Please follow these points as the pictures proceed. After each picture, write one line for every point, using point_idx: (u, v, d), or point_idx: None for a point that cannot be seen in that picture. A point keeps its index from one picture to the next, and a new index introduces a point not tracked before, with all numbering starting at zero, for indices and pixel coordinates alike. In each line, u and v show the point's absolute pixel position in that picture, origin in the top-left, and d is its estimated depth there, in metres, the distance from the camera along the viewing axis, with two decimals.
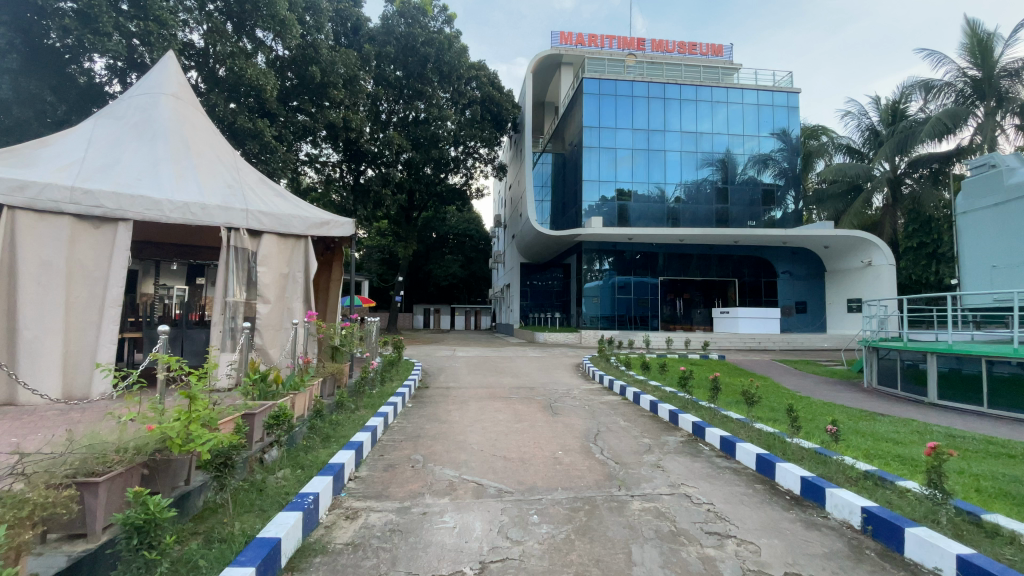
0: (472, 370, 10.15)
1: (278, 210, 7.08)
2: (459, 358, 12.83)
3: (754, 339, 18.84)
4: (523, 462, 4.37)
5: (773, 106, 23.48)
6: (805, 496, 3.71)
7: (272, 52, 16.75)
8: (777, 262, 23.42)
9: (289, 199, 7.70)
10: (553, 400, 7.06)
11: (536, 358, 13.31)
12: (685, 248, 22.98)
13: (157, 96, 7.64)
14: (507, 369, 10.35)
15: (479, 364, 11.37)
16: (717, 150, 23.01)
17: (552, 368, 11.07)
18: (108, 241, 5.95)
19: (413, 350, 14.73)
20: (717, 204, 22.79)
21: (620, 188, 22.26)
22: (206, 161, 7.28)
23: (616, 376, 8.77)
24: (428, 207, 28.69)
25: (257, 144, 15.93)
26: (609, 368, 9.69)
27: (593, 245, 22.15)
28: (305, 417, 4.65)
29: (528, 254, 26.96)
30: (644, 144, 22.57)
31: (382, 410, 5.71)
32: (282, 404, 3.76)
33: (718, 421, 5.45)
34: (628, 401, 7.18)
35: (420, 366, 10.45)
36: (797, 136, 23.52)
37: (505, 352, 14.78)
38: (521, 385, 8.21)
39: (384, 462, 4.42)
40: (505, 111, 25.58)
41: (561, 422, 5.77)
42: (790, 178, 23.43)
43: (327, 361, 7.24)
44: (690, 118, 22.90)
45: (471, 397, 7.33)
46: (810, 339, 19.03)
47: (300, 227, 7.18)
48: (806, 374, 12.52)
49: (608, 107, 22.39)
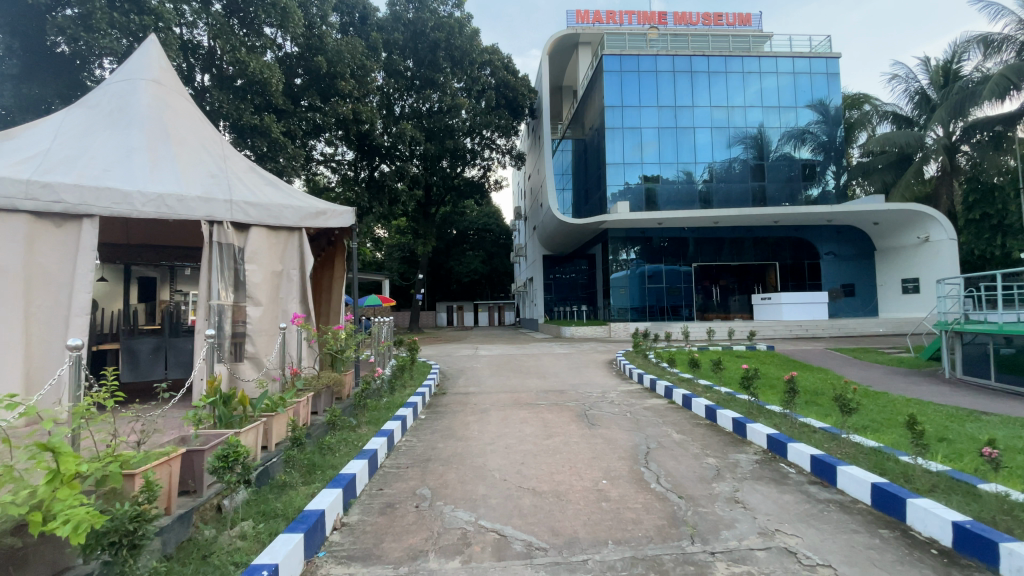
0: (495, 372, 9.21)
1: (267, 200, 6.21)
2: (482, 357, 11.95)
3: (800, 326, 17.38)
4: (559, 497, 3.39)
5: (811, 76, 21.77)
6: (961, 551, 2.64)
7: (280, 49, 16.17)
8: (820, 242, 21.77)
9: (282, 188, 6.81)
10: (588, 406, 6.05)
11: (564, 355, 12.27)
12: (718, 231, 21.53)
13: (136, 82, 6.92)
14: (534, 368, 9.42)
15: (502, 364, 10.42)
16: (750, 125, 21.44)
17: (582, 365, 10.07)
18: (73, 242, 5.20)
19: (433, 350, 13.88)
20: (753, 182, 21.28)
21: (647, 171, 20.92)
22: (188, 149, 6.50)
23: (658, 375, 7.67)
24: (446, 202, 27.93)
25: (265, 142, 15.47)
26: (650, 366, 8.59)
27: (620, 233, 20.87)
28: (283, 445, 3.77)
29: (551, 245, 25.90)
30: (671, 122, 21.15)
31: (386, 427, 4.79)
32: (237, 439, 2.79)
33: (802, 435, 4.33)
34: (678, 405, 6.11)
35: (438, 368, 9.57)
36: (838, 106, 21.75)
37: (530, 349, 13.86)
38: (551, 389, 7.21)
39: (382, 501, 3.49)
40: (520, 96, 24.46)
41: (601, 437, 4.76)
42: (830, 152, 21.75)
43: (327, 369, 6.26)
44: (720, 91, 21.37)
45: (493, 404, 6.38)
46: (863, 325, 17.52)
47: (292, 219, 6.29)
48: (871, 364, 11.14)
49: (631, 84, 21.04)
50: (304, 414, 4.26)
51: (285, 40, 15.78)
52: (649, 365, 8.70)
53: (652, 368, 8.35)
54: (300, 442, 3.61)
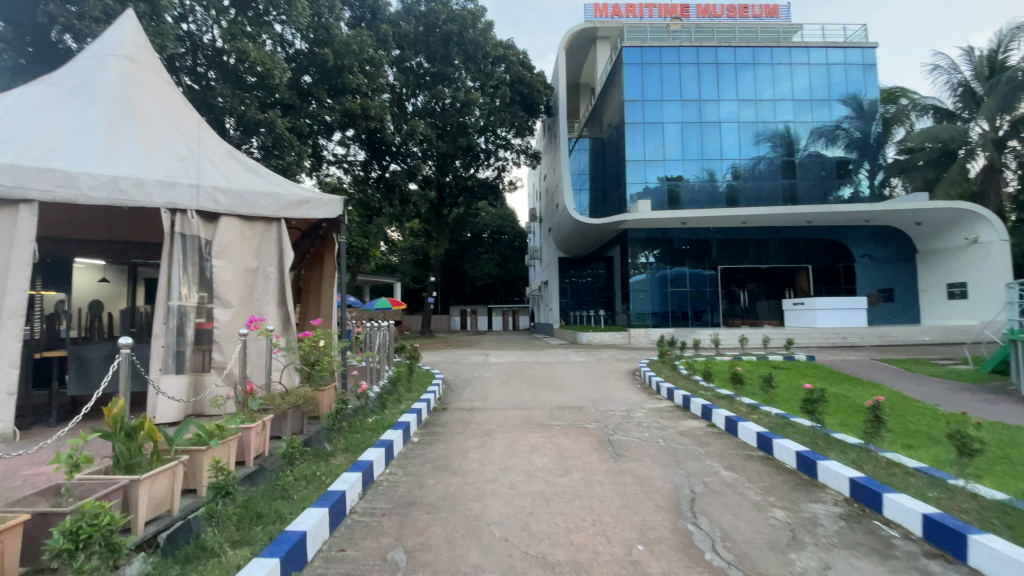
0: (505, 383, 8.27)
1: (240, 185, 5.40)
2: (492, 365, 11.06)
3: (837, 334, 16.10)
4: (580, 574, 2.45)
5: (845, 68, 20.50)
6: None
7: (289, 46, 15.79)
8: (856, 244, 20.39)
9: (262, 173, 5.99)
10: (611, 431, 5.08)
11: (582, 364, 11.29)
12: (746, 232, 20.31)
13: (105, 58, 6.16)
14: (548, 380, 8.49)
15: (514, 374, 9.48)
16: (779, 120, 20.24)
17: (602, 376, 9.10)
18: (8, 230, 4.45)
19: (440, 357, 13.02)
20: (783, 180, 20.07)
21: (669, 170, 19.82)
22: (157, 130, 5.74)
23: (691, 390, 6.70)
24: (459, 204, 27.20)
25: (269, 137, 14.75)
26: (679, 379, 7.58)
27: (640, 234, 19.77)
28: (199, 497, 2.85)
29: (567, 248, 24.92)
30: (694, 117, 20.05)
31: (364, 459, 3.89)
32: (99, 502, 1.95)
33: (898, 483, 3.36)
34: (720, 430, 5.14)
35: (442, 377, 8.70)
36: (874, 100, 20.43)
37: (544, 356, 12.94)
38: (567, 407, 6.26)
39: (341, 569, 2.60)
40: (536, 92, 23.61)
41: (631, 474, 3.80)
42: (865, 148, 20.44)
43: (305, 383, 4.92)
44: (747, 84, 20.22)
45: (500, 425, 5.47)
46: (906, 333, 16.17)
47: (269, 208, 5.45)
48: (927, 378, 9.93)
49: (652, 78, 20.02)
50: (252, 454, 3.36)
51: (299, 39, 15.81)
52: (679, 378, 7.68)
53: (683, 381, 7.36)
54: (228, 493, 2.59)
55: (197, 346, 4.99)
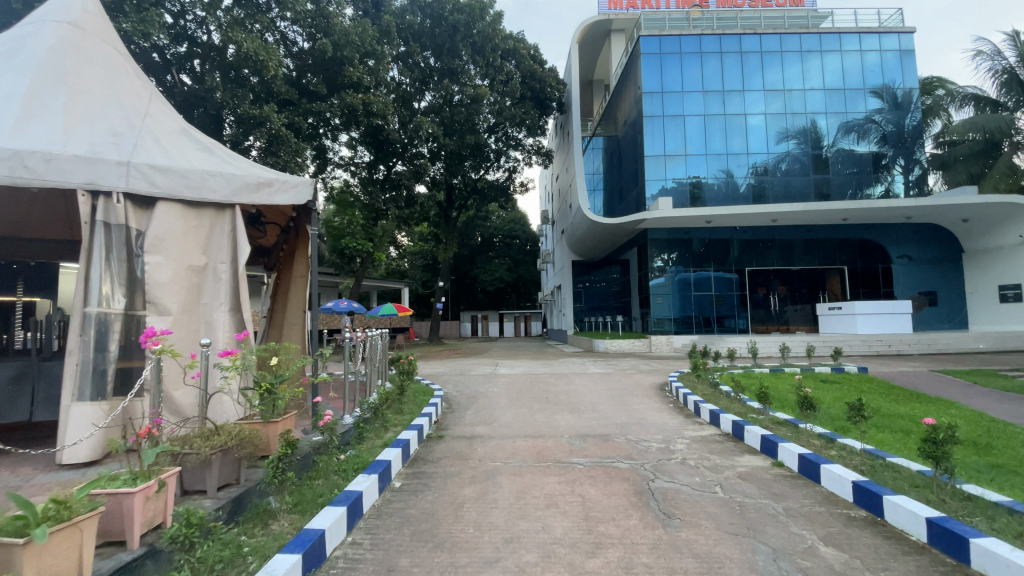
0: (515, 400, 7.16)
1: (182, 164, 4.34)
2: (501, 377, 9.96)
3: (881, 340, 14.67)
4: None
5: (880, 56, 19.14)
6: None
7: (294, 46, 15.08)
8: (894, 243, 18.92)
9: (218, 152, 4.95)
10: (651, 474, 3.91)
11: (601, 375, 10.12)
12: (774, 232, 18.97)
13: (41, 21, 5.20)
14: (565, 397, 7.35)
15: (525, 389, 8.34)
16: (810, 111, 18.92)
17: (626, 391, 7.94)
18: None
19: (445, 368, 11.94)
20: (815, 175, 18.72)
21: (692, 166, 18.57)
22: (92, 102, 4.74)
23: (742, 415, 5.55)
24: (469, 207, 26.24)
25: (265, 134, 13.83)
26: (723, 398, 6.41)
27: (661, 235, 18.45)
28: None
29: (581, 251, 23.73)
30: (718, 108, 18.82)
31: (316, 527, 2.79)
32: None
33: None
34: (796, 474, 3.96)
35: (442, 392, 7.60)
36: (912, 89, 19.02)
37: (558, 367, 11.81)
38: (590, 436, 5.12)
39: None
40: (548, 87, 22.58)
41: (692, 555, 2.64)
42: (903, 140, 19.03)
43: (269, 418, 3.55)
44: (774, 72, 18.95)
45: (507, 460, 4.34)
46: (957, 340, 14.72)
47: (219, 191, 4.40)
48: (1003, 392, 8.61)
49: (672, 68, 18.87)
50: (137, 532, 2.33)
51: (302, 35, 15.11)
52: (722, 397, 6.50)
53: (729, 402, 6.19)
54: None
55: (125, 365, 3.92)
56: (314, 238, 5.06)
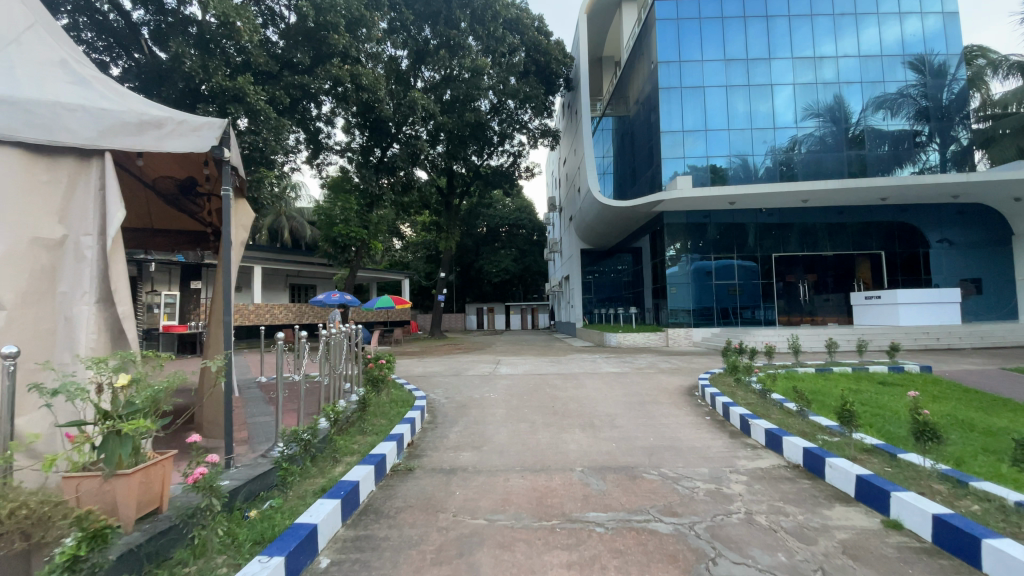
0: (513, 411, 5.84)
1: (26, 94, 2.98)
2: (502, 378, 8.64)
3: (928, 333, 13.13)
4: None
5: (920, 21, 17.40)
6: None
7: (277, 14, 13.85)
8: (935, 226, 17.31)
9: (100, 88, 3.57)
10: (712, 550, 2.56)
11: (616, 376, 8.79)
12: (803, 214, 17.42)
13: None
14: (576, 406, 6.01)
15: (528, 394, 7.06)
16: (842, 80, 17.27)
17: (649, 397, 6.61)
18: None
19: (440, 366, 10.67)
20: (849, 151, 17.07)
21: (712, 142, 17.03)
22: None
23: (816, 440, 4.20)
24: (472, 194, 24.88)
25: (242, 108, 12.50)
26: (780, 413, 5.03)
27: (680, 219, 16.95)
28: None
29: (590, 238, 22.30)
30: (742, 79, 17.22)
31: None
32: None
33: None
34: (935, 551, 2.61)
35: (426, 399, 6.33)
36: (956, 55, 17.31)
37: (567, 365, 10.47)
38: (610, 470, 3.77)
39: None
40: (554, 61, 20.96)
41: None
42: (946, 111, 17.32)
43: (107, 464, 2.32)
44: (804, 38, 17.29)
45: (493, 516, 3.02)
46: (1014, 334, 13.16)
47: (81, 135, 3.05)
48: None
49: (690, 35, 17.29)
50: None
51: (287, 5, 13.83)
52: (777, 411, 5.13)
53: (790, 418, 4.80)
54: None
55: None
56: (227, 197, 3.54)
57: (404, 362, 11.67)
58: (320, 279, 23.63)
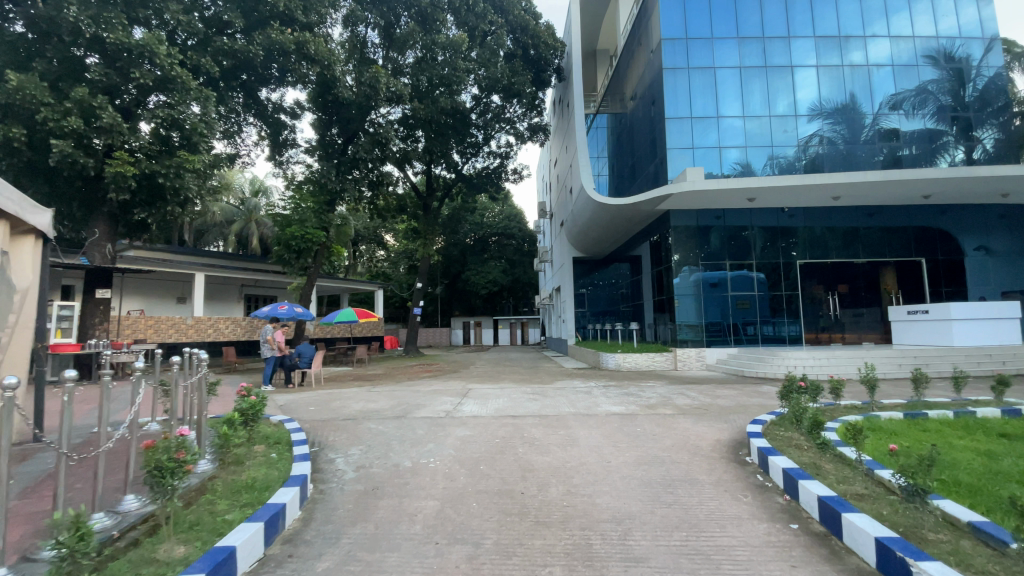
0: (448, 508, 3.34)
1: None
2: (460, 424, 6.10)
3: (991, 357, 10.82)
4: None
5: (956, 3, 15.48)
6: None
7: None
8: (976, 230, 15.14)
9: None
10: None
11: (619, 418, 6.29)
12: (827, 215, 15.19)
13: None
14: (561, 496, 3.49)
15: (487, 456, 4.55)
16: (870, 63, 15.22)
17: (676, 469, 4.12)
18: None
19: (387, 400, 8.11)
20: (878, 142, 14.95)
21: (724, 131, 14.85)
22: None
23: None
24: (454, 198, 22.53)
25: (151, 76, 9.95)
26: (967, 549, 2.56)
27: (688, 220, 14.63)
28: None
29: (583, 245, 19.97)
30: (757, 59, 15.12)
31: None
32: None
33: None
34: None
35: (308, 476, 3.77)
36: (996, 36, 15.33)
37: (553, 399, 7.95)
38: None
39: None
40: (544, 48, 18.89)
41: None
42: (986, 99, 15.27)
43: None
44: (826, 16, 15.28)
45: None
46: None
47: None
48: None
49: (698, 11, 15.26)
50: None
51: None
52: (958, 542, 2.64)
53: (1010, 574, 2.33)
54: None
55: None
56: None
57: (346, 393, 9.11)
58: (280, 289, 21.00)
